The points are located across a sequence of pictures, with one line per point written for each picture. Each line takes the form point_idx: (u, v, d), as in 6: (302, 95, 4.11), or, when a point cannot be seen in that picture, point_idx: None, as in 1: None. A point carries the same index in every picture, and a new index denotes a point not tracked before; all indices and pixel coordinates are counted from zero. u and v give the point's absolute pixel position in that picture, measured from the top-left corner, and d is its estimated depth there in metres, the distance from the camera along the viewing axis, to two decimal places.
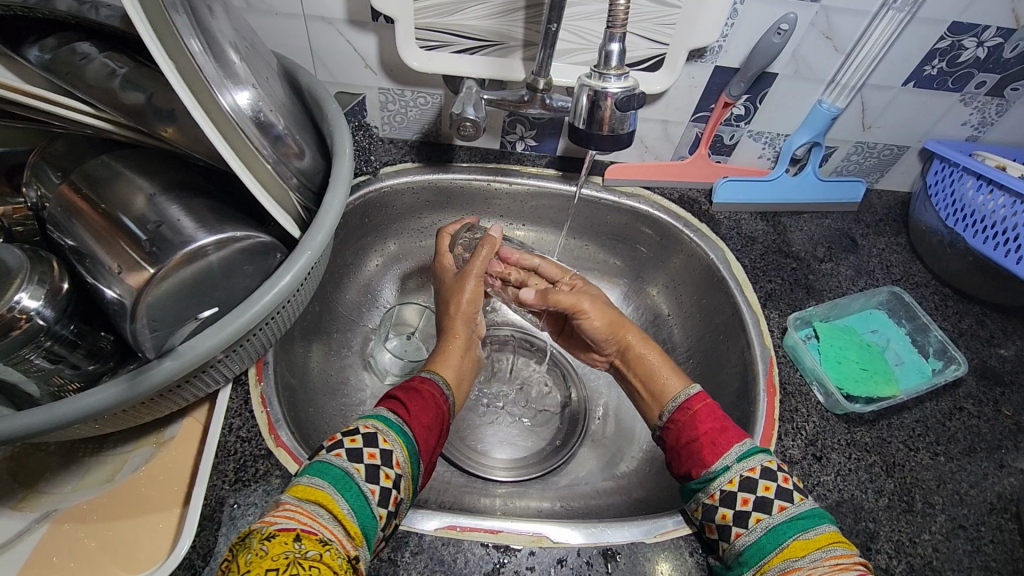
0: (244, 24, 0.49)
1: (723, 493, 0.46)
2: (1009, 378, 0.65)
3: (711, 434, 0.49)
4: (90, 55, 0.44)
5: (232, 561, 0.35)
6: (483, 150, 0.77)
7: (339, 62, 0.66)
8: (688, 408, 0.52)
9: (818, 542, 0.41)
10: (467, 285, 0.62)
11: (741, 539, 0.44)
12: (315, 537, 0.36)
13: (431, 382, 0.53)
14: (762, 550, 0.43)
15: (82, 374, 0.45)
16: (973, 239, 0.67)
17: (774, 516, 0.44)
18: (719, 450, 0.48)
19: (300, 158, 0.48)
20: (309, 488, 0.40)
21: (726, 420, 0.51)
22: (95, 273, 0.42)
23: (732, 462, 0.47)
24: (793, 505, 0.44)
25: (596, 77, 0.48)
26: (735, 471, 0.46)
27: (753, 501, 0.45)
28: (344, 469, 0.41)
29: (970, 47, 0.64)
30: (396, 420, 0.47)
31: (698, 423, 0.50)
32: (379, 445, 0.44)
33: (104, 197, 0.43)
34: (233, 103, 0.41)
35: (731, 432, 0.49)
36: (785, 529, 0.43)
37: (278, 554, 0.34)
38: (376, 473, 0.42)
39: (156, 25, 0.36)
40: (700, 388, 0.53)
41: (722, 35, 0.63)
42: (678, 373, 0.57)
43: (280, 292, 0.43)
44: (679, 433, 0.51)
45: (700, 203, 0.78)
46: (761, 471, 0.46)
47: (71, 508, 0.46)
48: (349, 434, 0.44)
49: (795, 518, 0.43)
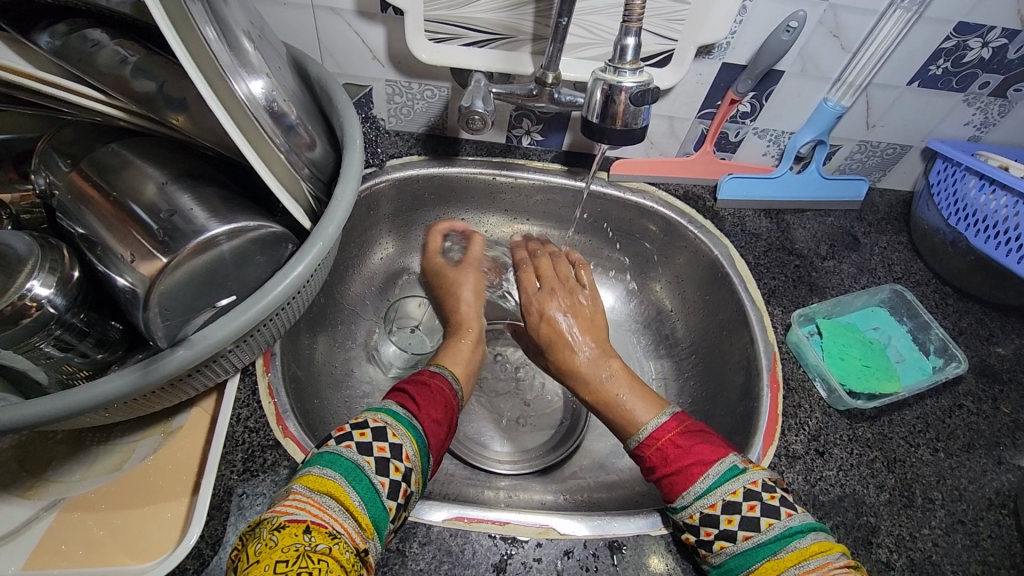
0: (255, 13, 0.49)
1: (688, 525, 0.47)
2: (1008, 376, 0.66)
3: (674, 471, 0.49)
4: (101, 42, 0.43)
5: (243, 548, 0.37)
6: (490, 143, 0.77)
7: (347, 53, 0.66)
8: (655, 442, 0.51)
9: (788, 562, 0.41)
10: (467, 275, 0.69)
11: (710, 560, 0.45)
12: (325, 530, 0.37)
13: (440, 377, 0.55)
14: (731, 572, 0.44)
15: (91, 362, 0.45)
16: (975, 239, 0.67)
17: (738, 543, 0.43)
18: (680, 487, 0.47)
19: (312, 149, 0.47)
20: (321, 478, 0.40)
21: (692, 454, 0.49)
22: (107, 261, 0.42)
23: (691, 500, 0.46)
24: (760, 533, 0.43)
25: (610, 72, 0.48)
26: (696, 508, 0.46)
27: (715, 533, 0.45)
28: (355, 461, 0.42)
29: (975, 48, 0.64)
30: (404, 413, 0.48)
31: (668, 458, 0.50)
32: (388, 438, 0.44)
33: (115, 185, 0.43)
34: (247, 92, 0.41)
35: (695, 468, 0.48)
36: (755, 554, 0.43)
37: (288, 545, 0.36)
38: (386, 466, 0.43)
39: (171, 12, 0.35)
40: (677, 412, 0.54)
41: (732, 32, 0.63)
42: (650, 401, 0.56)
43: (292, 282, 0.43)
44: (648, 468, 0.51)
45: (704, 200, 0.78)
46: (721, 508, 0.45)
47: (79, 497, 0.46)
48: (359, 427, 0.45)
49: (762, 545, 0.43)
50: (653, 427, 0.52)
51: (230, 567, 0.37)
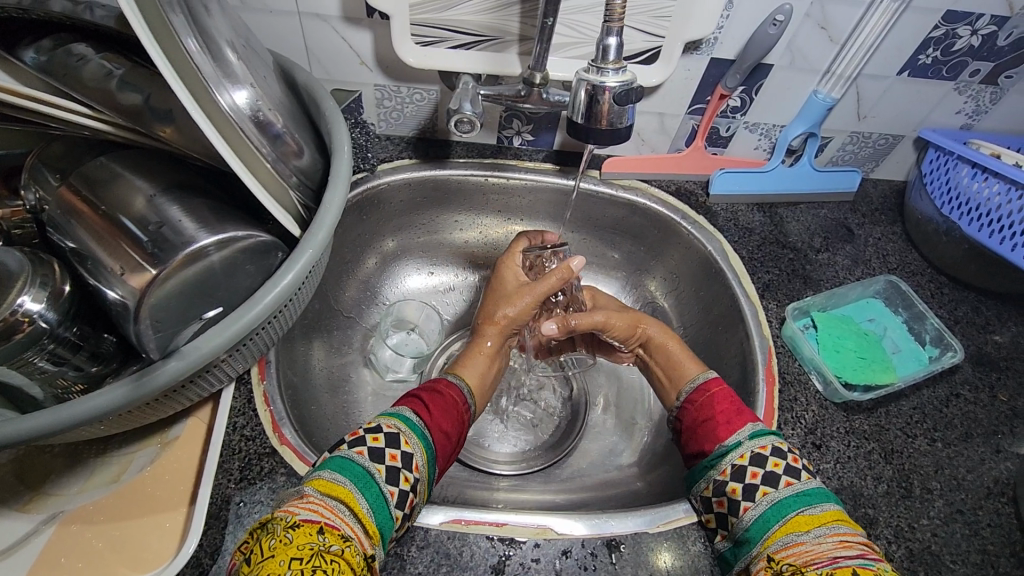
0: (241, 23, 0.49)
1: (734, 468, 0.47)
2: (1005, 364, 0.66)
3: (726, 413, 0.51)
4: (86, 56, 0.44)
5: (254, 543, 0.37)
6: (480, 145, 0.77)
7: (335, 59, 0.66)
8: (710, 389, 0.54)
9: (823, 518, 0.41)
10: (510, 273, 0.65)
11: (749, 513, 0.44)
12: (337, 532, 0.37)
13: (456, 388, 0.55)
14: (767, 523, 0.43)
15: (86, 375, 0.45)
16: (969, 227, 0.67)
17: (778, 491, 0.44)
18: (733, 428, 0.49)
19: (299, 157, 0.47)
20: (332, 483, 0.40)
21: (743, 407, 0.52)
22: (96, 275, 0.42)
23: (745, 439, 0.48)
24: (800, 482, 0.44)
25: (593, 72, 0.48)
26: (747, 447, 0.47)
27: (761, 476, 0.45)
28: (367, 468, 0.42)
29: (964, 36, 0.64)
30: (417, 421, 0.48)
31: (715, 404, 0.52)
32: (400, 447, 0.45)
33: (104, 199, 0.44)
34: (231, 102, 0.41)
35: (746, 415, 0.51)
36: (791, 503, 0.43)
37: (303, 543, 0.36)
38: (396, 475, 0.43)
39: (154, 26, 0.36)
40: (716, 374, 0.56)
41: (719, 27, 0.63)
42: (695, 360, 0.60)
43: (283, 290, 0.44)
44: (695, 412, 0.53)
45: (697, 195, 0.78)
46: (772, 449, 0.47)
47: (78, 509, 0.46)
48: (372, 432, 0.45)
49: (801, 493, 0.43)
50: (700, 380, 0.55)
51: (238, 562, 0.37)
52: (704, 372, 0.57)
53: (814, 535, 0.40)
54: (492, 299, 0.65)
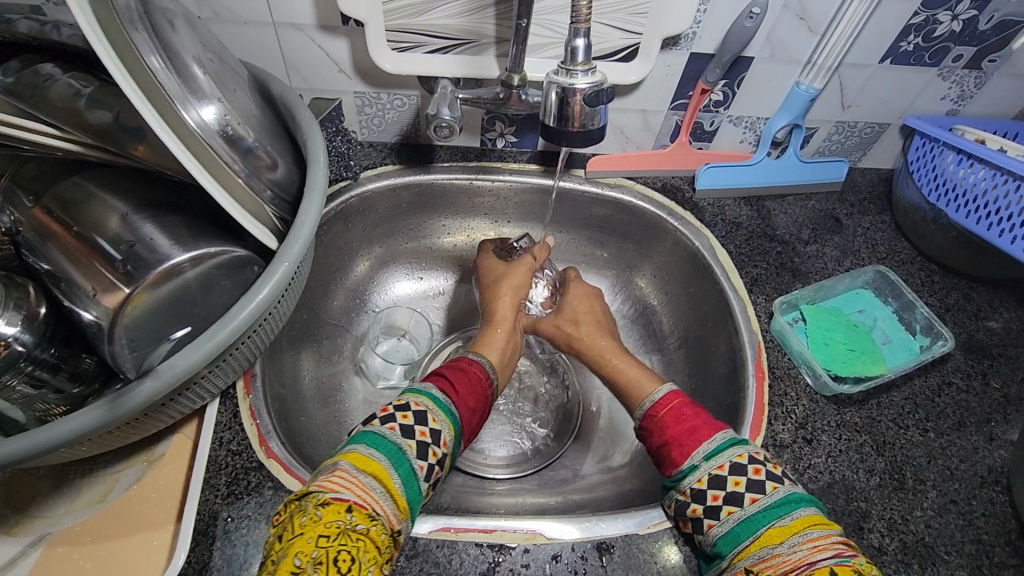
0: (211, 37, 0.49)
1: (694, 491, 0.45)
2: (997, 351, 0.65)
3: (679, 436, 0.48)
4: (53, 76, 0.44)
5: (287, 519, 0.38)
6: (463, 148, 0.77)
7: (313, 68, 0.66)
8: (662, 406, 0.51)
9: (793, 528, 0.40)
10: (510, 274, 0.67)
11: (714, 530, 0.43)
12: (366, 511, 0.38)
13: (478, 364, 0.55)
14: (735, 540, 0.42)
15: (67, 397, 0.44)
16: (956, 214, 0.66)
17: (744, 508, 0.43)
18: (686, 450, 0.47)
19: (273, 170, 0.47)
20: (367, 458, 0.41)
21: (696, 418, 0.50)
22: (72, 296, 0.42)
23: (700, 460, 0.46)
24: (766, 495, 0.43)
25: (562, 74, 0.47)
26: (703, 470, 0.45)
27: (722, 496, 0.44)
28: (398, 444, 0.43)
29: (945, 21, 0.63)
30: (444, 398, 0.49)
31: (666, 427, 0.50)
32: (429, 423, 0.46)
33: (77, 219, 0.43)
34: (198, 119, 0.40)
35: (699, 432, 0.48)
36: (761, 518, 0.42)
37: (331, 521, 0.37)
38: (425, 450, 0.44)
39: (117, 45, 0.36)
40: (672, 387, 0.53)
41: (696, 21, 0.63)
42: (649, 375, 0.57)
43: (258, 305, 0.43)
44: (653, 433, 0.51)
45: (683, 191, 0.77)
46: (730, 467, 0.45)
47: (64, 531, 0.46)
48: (400, 409, 0.46)
49: (769, 507, 0.42)
50: (650, 403, 0.53)
51: (272, 533, 0.38)
52: (661, 386, 0.54)
53: (787, 546, 0.40)
54: (490, 278, 0.68)
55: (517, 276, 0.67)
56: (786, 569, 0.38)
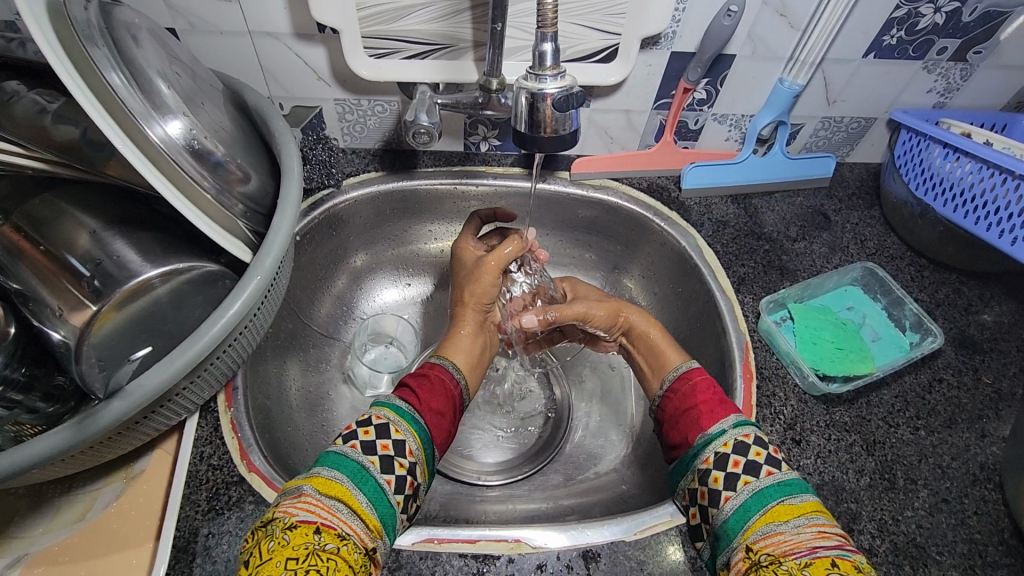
0: (181, 50, 0.48)
1: (717, 456, 0.47)
2: (988, 345, 0.64)
3: (710, 403, 0.51)
4: (19, 93, 0.44)
5: (254, 545, 0.38)
6: (447, 153, 0.76)
7: (291, 76, 0.65)
8: (693, 376, 0.54)
9: (803, 509, 0.42)
10: (484, 271, 0.64)
11: (729, 503, 0.44)
12: (333, 531, 0.39)
13: (441, 368, 0.56)
14: (746, 513, 0.43)
15: (41, 416, 0.43)
16: (943, 209, 0.66)
17: (761, 479, 0.44)
18: (717, 416, 0.49)
19: (245, 183, 0.47)
20: (330, 482, 0.41)
21: (725, 396, 0.52)
22: (41, 316, 0.42)
23: (728, 427, 0.48)
24: (781, 472, 0.44)
25: (532, 79, 0.47)
26: (730, 436, 0.47)
27: (743, 465, 0.45)
28: (360, 462, 0.43)
29: (927, 14, 0.63)
30: (407, 408, 0.49)
31: (698, 393, 0.52)
32: (391, 436, 0.46)
33: (47, 236, 0.43)
34: (162, 134, 0.40)
35: (729, 404, 0.51)
36: (772, 493, 0.43)
37: (299, 544, 0.37)
38: (390, 463, 0.44)
39: (80, 65, 0.37)
40: (700, 363, 0.56)
41: (674, 20, 0.62)
42: (678, 349, 0.59)
43: (230, 319, 0.43)
44: (677, 402, 0.53)
45: (670, 190, 0.77)
46: (754, 438, 0.47)
47: (43, 551, 0.46)
48: (364, 424, 0.46)
49: (782, 484, 0.43)
50: (683, 369, 0.55)
51: (242, 558, 0.39)
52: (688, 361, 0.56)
53: (792, 526, 0.41)
54: (459, 282, 0.66)
55: (481, 281, 0.64)
56: (788, 549, 0.40)
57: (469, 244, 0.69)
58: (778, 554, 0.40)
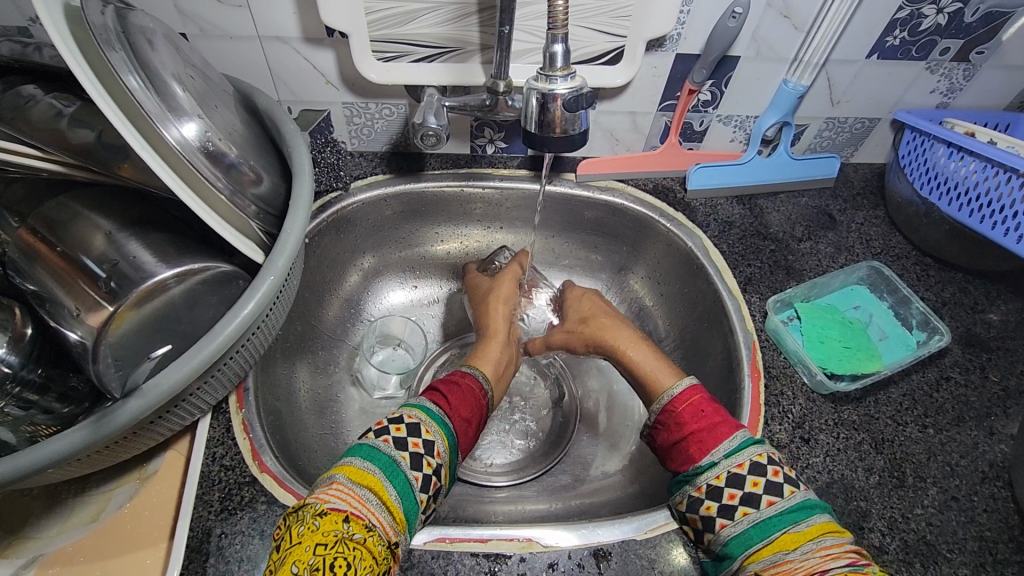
0: (194, 54, 0.49)
1: (710, 488, 0.45)
2: (995, 344, 0.64)
3: (700, 431, 0.48)
4: (35, 97, 0.45)
5: (286, 528, 0.39)
6: (453, 155, 0.77)
7: (300, 80, 0.66)
8: (681, 401, 0.51)
9: (809, 534, 0.41)
10: (503, 285, 0.69)
11: (727, 530, 0.44)
12: (362, 522, 0.39)
13: (471, 377, 0.56)
14: (748, 541, 0.42)
15: (56, 417, 0.43)
16: (949, 208, 0.66)
17: (763, 509, 0.43)
18: (707, 447, 0.47)
19: (258, 184, 0.47)
20: (361, 472, 0.42)
21: (720, 415, 0.50)
22: (57, 316, 0.42)
23: (720, 458, 0.46)
24: (783, 499, 0.43)
25: (542, 80, 0.47)
26: (723, 467, 0.46)
27: (739, 496, 0.44)
28: (391, 456, 0.44)
29: (931, 15, 0.63)
30: (437, 410, 0.49)
31: (687, 421, 0.49)
32: (422, 435, 0.46)
33: (63, 238, 0.44)
34: (179, 136, 0.40)
35: (720, 429, 0.48)
36: (775, 522, 0.42)
37: (328, 531, 0.38)
38: (419, 461, 0.45)
39: (97, 68, 0.37)
40: (693, 380, 0.52)
41: (680, 22, 0.63)
42: (673, 370, 0.56)
43: (244, 319, 0.43)
44: (668, 432, 0.50)
45: (675, 191, 0.77)
46: (750, 466, 0.45)
47: (57, 551, 0.46)
48: (395, 422, 0.46)
49: (785, 512, 0.42)
50: (671, 396, 0.51)
51: (274, 540, 0.40)
52: (680, 381, 0.53)
53: (800, 552, 0.40)
54: (479, 297, 0.70)
55: (502, 290, 0.69)
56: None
57: (479, 275, 0.74)
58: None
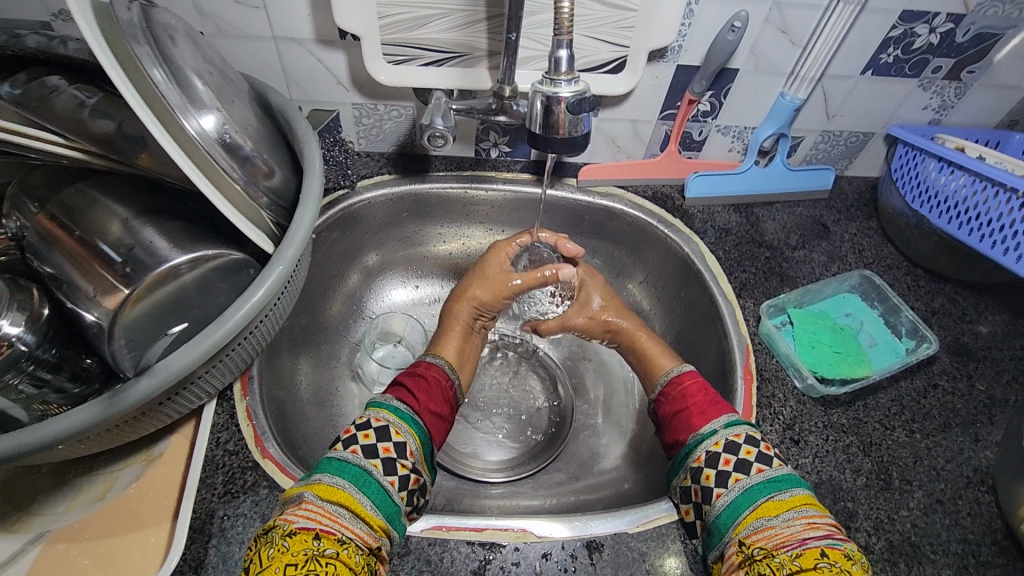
0: (213, 52, 0.51)
1: (708, 455, 0.50)
2: (982, 353, 0.66)
3: (701, 404, 0.55)
4: (59, 88, 0.46)
5: (255, 552, 0.39)
6: (458, 158, 0.79)
7: (312, 80, 0.68)
8: (686, 379, 0.58)
9: (791, 503, 0.44)
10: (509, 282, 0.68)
11: (721, 499, 0.47)
12: (334, 537, 0.40)
13: (436, 368, 0.58)
14: (738, 509, 0.46)
15: (68, 397, 0.45)
16: (938, 220, 0.68)
17: (751, 477, 0.47)
18: (708, 416, 0.53)
19: (271, 177, 0.48)
20: (331, 487, 0.42)
21: (717, 397, 0.56)
22: (74, 297, 0.44)
23: (719, 427, 0.51)
24: (770, 469, 0.47)
25: (548, 83, 0.49)
26: (721, 435, 0.51)
27: (734, 463, 0.48)
28: (362, 466, 0.45)
29: (923, 34, 0.65)
30: (406, 410, 0.51)
31: (689, 396, 0.56)
32: (392, 438, 0.48)
33: (82, 224, 0.45)
34: (198, 128, 0.42)
35: (721, 405, 0.54)
36: (762, 490, 0.46)
37: (299, 551, 0.38)
38: (393, 465, 0.46)
39: (121, 59, 0.38)
40: (692, 367, 0.60)
41: (681, 35, 0.65)
42: (672, 356, 0.63)
43: (254, 306, 0.44)
44: (671, 405, 0.57)
45: (674, 199, 0.79)
46: (745, 438, 0.50)
47: (64, 528, 0.47)
48: (363, 428, 0.48)
49: (771, 480, 0.46)
50: (676, 373, 0.60)
51: (244, 562, 0.39)
52: (680, 366, 0.61)
53: (782, 519, 0.43)
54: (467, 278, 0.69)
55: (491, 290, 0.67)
56: (778, 541, 0.42)
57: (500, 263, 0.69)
58: (770, 547, 0.42)
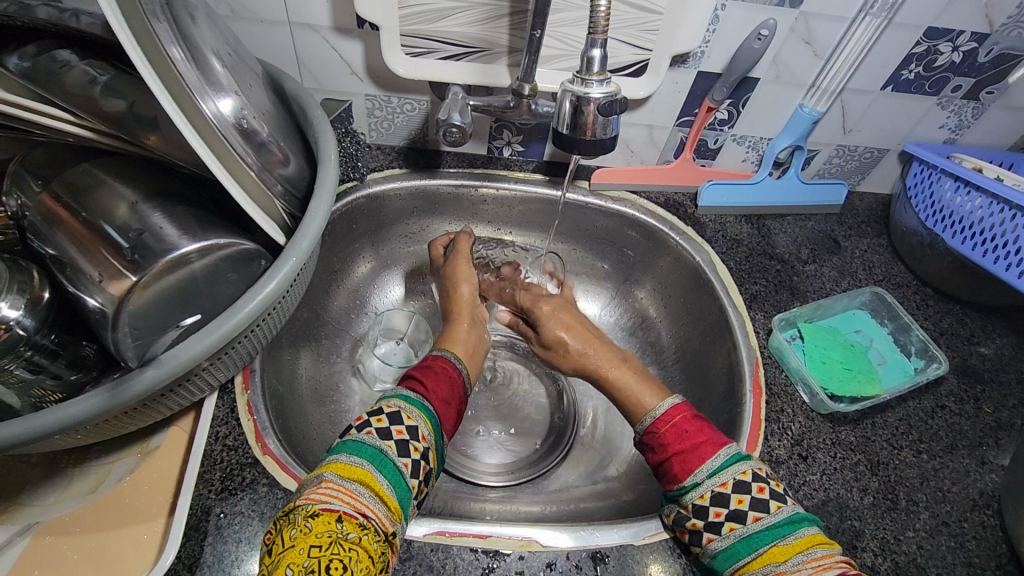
0: (229, 31, 0.49)
1: (696, 506, 0.45)
2: (990, 375, 0.66)
3: (682, 451, 0.48)
4: (70, 63, 0.45)
5: (277, 535, 0.38)
6: (470, 155, 0.77)
7: (326, 69, 0.66)
8: (663, 423, 0.50)
9: (797, 548, 0.40)
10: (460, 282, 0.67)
11: (714, 544, 0.44)
12: (356, 520, 0.38)
13: (444, 359, 0.55)
14: (736, 555, 0.42)
15: (64, 383, 0.45)
16: (951, 240, 0.68)
17: (748, 525, 0.42)
18: (689, 467, 0.46)
19: (285, 165, 0.48)
20: (350, 466, 0.41)
21: (700, 436, 0.49)
22: (77, 282, 0.42)
23: (703, 478, 0.45)
24: (770, 514, 0.42)
25: (578, 83, 0.49)
26: (706, 487, 0.45)
27: (726, 513, 0.44)
28: (378, 446, 0.43)
29: (946, 52, 0.65)
30: (416, 396, 0.49)
31: (669, 443, 0.49)
32: (404, 422, 0.45)
33: (86, 205, 0.43)
34: (216, 111, 0.41)
35: (704, 446, 0.47)
36: (762, 537, 0.42)
37: (322, 532, 0.36)
38: (405, 447, 0.44)
39: (136, 30, 0.36)
40: (671, 402, 0.51)
41: (705, 41, 0.64)
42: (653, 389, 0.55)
43: (264, 298, 0.43)
44: (652, 450, 0.50)
45: (686, 207, 0.78)
46: (733, 485, 0.44)
47: (53, 521, 0.46)
48: (375, 414, 0.46)
49: (772, 526, 0.42)
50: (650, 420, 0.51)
51: (266, 547, 0.38)
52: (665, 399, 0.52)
53: (790, 564, 0.40)
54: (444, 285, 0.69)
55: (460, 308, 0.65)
56: None
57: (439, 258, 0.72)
58: None
